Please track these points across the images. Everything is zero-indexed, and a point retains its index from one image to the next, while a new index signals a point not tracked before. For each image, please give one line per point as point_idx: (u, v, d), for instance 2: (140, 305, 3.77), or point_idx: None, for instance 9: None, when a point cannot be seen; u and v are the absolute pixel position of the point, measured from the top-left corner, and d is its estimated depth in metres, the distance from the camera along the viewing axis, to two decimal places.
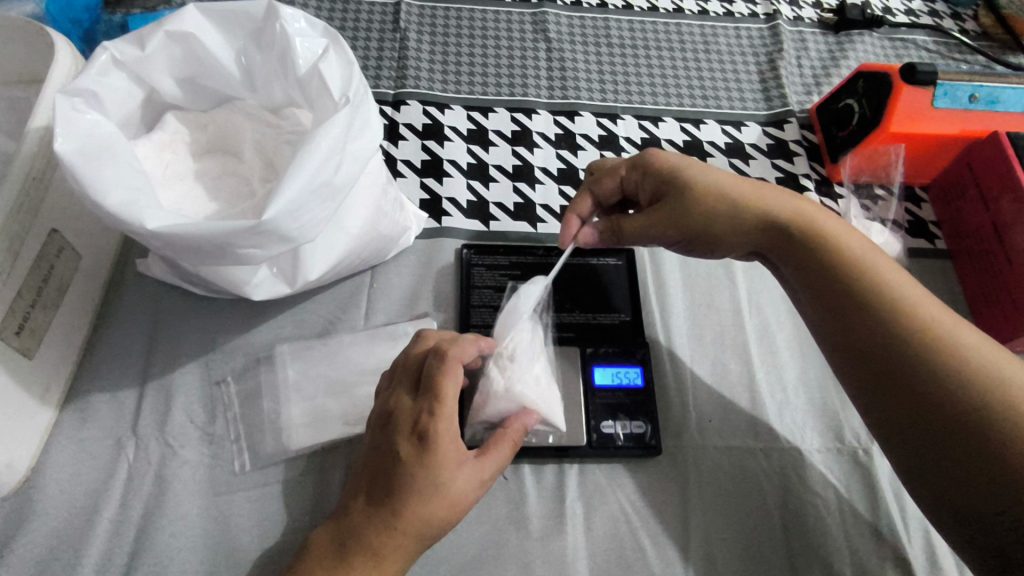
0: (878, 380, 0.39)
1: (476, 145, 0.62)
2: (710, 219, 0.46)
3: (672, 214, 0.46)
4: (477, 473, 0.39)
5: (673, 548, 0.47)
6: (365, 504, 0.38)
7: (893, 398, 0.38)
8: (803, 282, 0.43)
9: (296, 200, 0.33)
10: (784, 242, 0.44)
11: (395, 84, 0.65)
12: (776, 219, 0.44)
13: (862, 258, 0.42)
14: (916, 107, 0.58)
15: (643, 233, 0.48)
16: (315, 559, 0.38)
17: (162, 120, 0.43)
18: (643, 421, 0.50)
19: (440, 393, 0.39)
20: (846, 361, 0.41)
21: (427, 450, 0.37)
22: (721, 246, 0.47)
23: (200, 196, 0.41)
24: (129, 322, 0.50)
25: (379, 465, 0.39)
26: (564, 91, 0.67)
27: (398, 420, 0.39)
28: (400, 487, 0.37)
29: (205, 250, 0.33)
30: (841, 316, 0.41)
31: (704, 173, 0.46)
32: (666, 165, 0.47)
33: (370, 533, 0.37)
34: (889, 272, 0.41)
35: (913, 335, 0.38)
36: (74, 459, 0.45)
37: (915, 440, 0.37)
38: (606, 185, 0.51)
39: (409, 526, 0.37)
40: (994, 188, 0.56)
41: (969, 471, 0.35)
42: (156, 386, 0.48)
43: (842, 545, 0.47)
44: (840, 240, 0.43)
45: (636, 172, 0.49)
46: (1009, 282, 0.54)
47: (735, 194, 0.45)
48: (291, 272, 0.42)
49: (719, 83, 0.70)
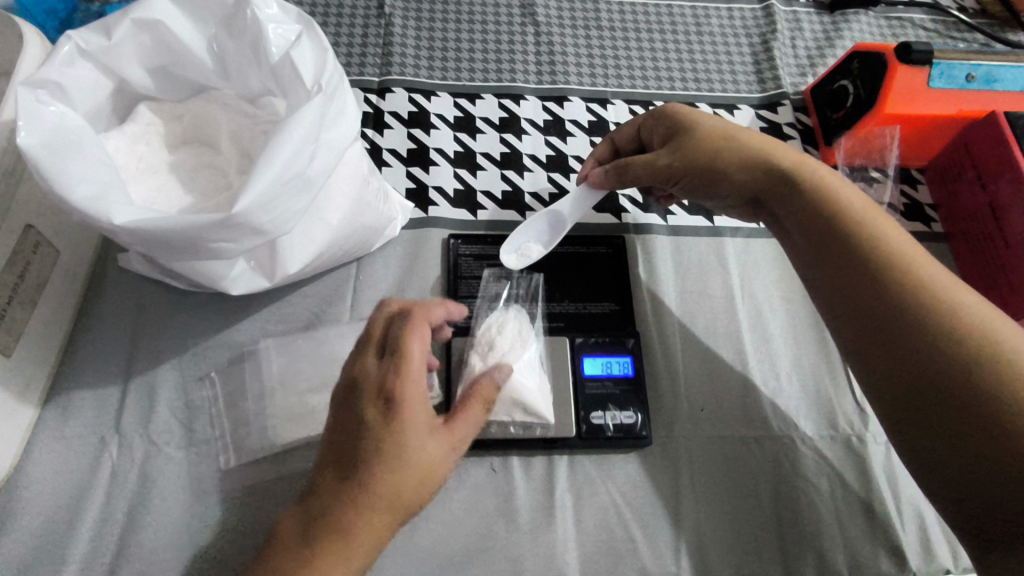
0: (866, 332, 0.38)
1: (463, 133, 0.61)
2: (715, 156, 0.46)
3: (679, 150, 0.48)
4: (446, 438, 0.38)
5: (664, 539, 0.46)
6: (328, 482, 0.36)
7: (884, 348, 0.37)
8: (797, 224, 0.43)
9: (268, 192, 0.32)
10: (783, 185, 0.44)
11: (380, 71, 0.64)
12: (778, 163, 0.45)
13: (862, 212, 0.41)
14: (912, 87, 0.56)
15: (646, 170, 0.49)
16: (277, 547, 0.35)
17: (135, 111, 0.41)
18: (633, 411, 0.49)
19: (405, 352, 0.37)
20: (836, 308, 0.40)
21: (397, 412, 0.36)
22: (719, 187, 0.47)
23: (175, 188, 0.40)
24: (110, 318, 0.50)
25: (344, 436, 0.36)
26: (553, 76, 0.66)
27: (360, 385, 0.37)
28: (370, 454, 0.35)
29: (178, 244, 0.32)
30: (837, 264, 0.40)
31: (711, 119, 0.48)
32: (679, 109, 0.50)
33: (339, 511, 0.35)
34: (883, 223, 0.41)
35: (909, 287, 0.37)
36: (56, 458, 0.45)
37: (902, 397, 0.36)
38: (625, 130, 0.54)
39: (382, 499, 0.35)
40: (992, 169, 0.55)
41: (959, 440, 0.34)
42: (139, 382, 0.48)
43: (836, 533, 0.47)
44: (842, 193, 0.42)
45: (651, 117, 0.52)
46: (1004, 265, 0.53)
47: (745, 137, 0.46)
48: (269, 266, 0.42)
49: (711, 66, 0.68)
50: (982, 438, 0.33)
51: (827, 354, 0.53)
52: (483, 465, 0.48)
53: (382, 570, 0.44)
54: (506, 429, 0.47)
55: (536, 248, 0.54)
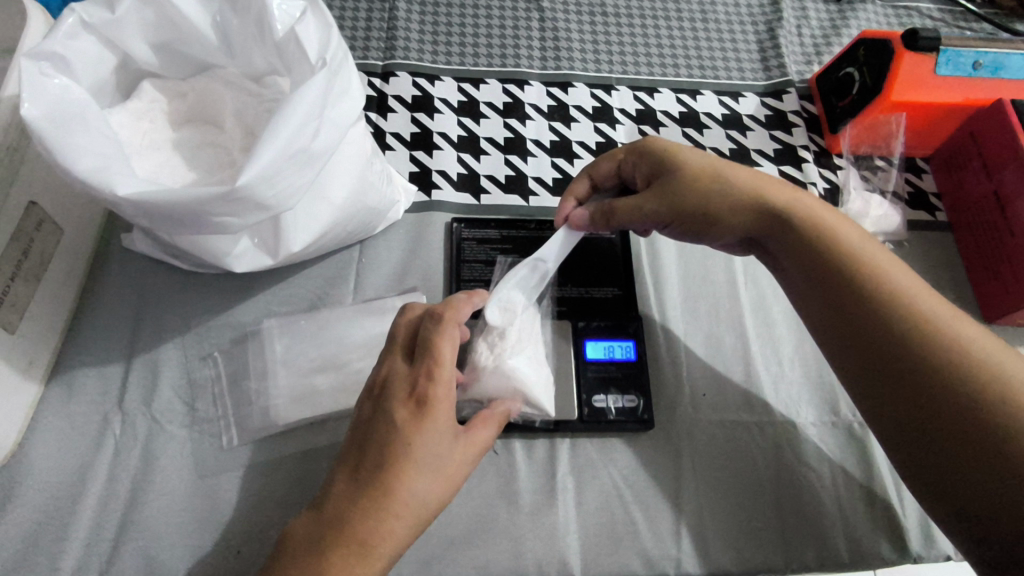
0: (884, 384, 0.37)
1: (467, 117, 0.61)
2: (709, 199, 0.44)
3: (667, 193, 0.45)
4: (468, 451, 0.38)
5: (665, 522, 0.46)
6: (350, 487, 0.35)
7: (907, 405, 0.36)
8: (804, 272, 0.41)
9: (271, 167, 0.32)
10: (784, 231, 0.42)
11: (385, 55, 0.63)
12: (778, 205, 0.42)
13: (867, 255, 0.39)
14: (918, 74, 0.56)
15: (635, 214, 0.46)
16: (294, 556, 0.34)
17: (139, 87, 0.41)
18: (635, 395, 0.49)
19: (438, 355, 0.38)
20: (854, 364, 0.38)
21: (424, 415, 0.36)
22: (719, 230, 0.45)
23: (179, 165, 0.40)
24: (113, 298, 0.50)
25: (372, 437, 0.36)
26: (557, 62, 0.66)
27: (390, 389, 0.38)
28: (396, 456, 0.35)
29: (179, 218, 0.32)
30: (845, 315, 0.39)
31: (698, 157, 0.45)
32: (661, 147, 0.46)
33: (360, 517, 0.34)
34: (890, 266, 0.39)
35: (928, 339, 0.36)
36: (59, 435, 0.45)
37: (922, 450, 0.35)
38: (601, 168, 0.50)
39: (405, 503, 0.35)
40: (997, 158, 0.54)
41: (990, 494, 0.33)
42: (142, 361, 0.48)
43: (836, 519, 0.47)
44: (843, 234, 0.40)
45: (632, 154, 0.48)
46: (1010, 256, 0.53)
47: (735, 177, 0.44)
48: (272, 243, 0.42)
49: (717, 53, 0.68)
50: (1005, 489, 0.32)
51: None
52: None
53: None
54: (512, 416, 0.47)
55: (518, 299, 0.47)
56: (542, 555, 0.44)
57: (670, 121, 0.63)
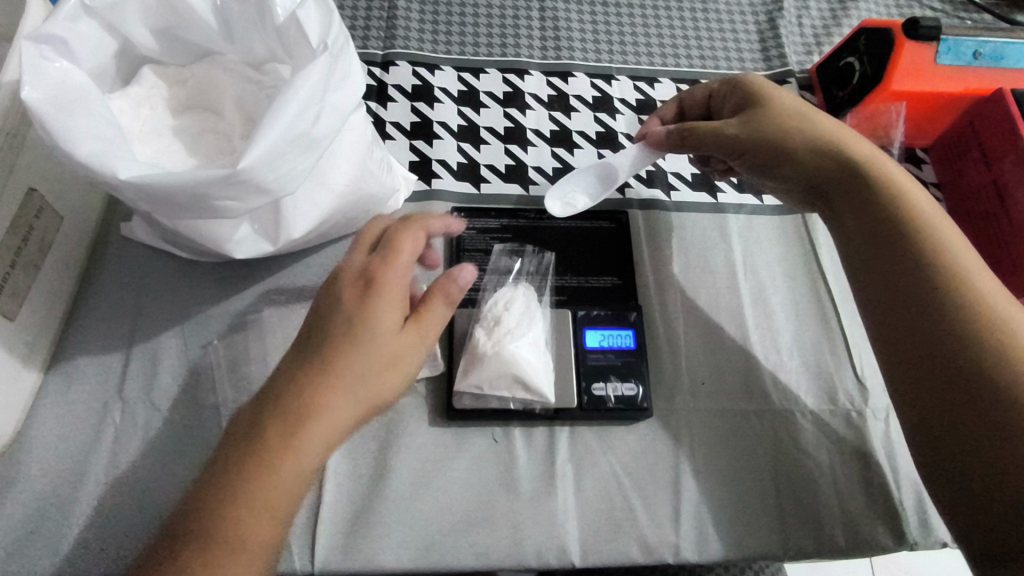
0: (905, 327, 0.39)
1: (467, 107, 0.61)
2: (788, 131, 0.47)
3: (752, 121, 0.48)
4: (418, 337, 0.39)
5: (664, 509, 0.46)
6: (270, 399, 0.36)
7: (921, 348, 0.38)
8: (855, 216, 0.44)
9: (273, 151, 0.32)
10: (847, 175, 0.45)
11: (384, 44, 0.63)
12: (850, 151, 0.45)
13: (930, 221, 0.42)
14: (918, 63, 0.56)
15: (710, 135, 0.49)
16: (204, 481, 0.34)
17: (138, 74, 0.41)
18: (634, 383, 0.49)
19: (397, 246, 0.39)
20: (879, 301, 0.41)
21: (370, 296, 0.38)
22: (780, 167, 0.47)
23: (179, 150, 0.40)
24: (113, 287, 0.50)
25: (319, 319, 0.38)
26: (557, 52, 0.65)
27: (340, 277, 0.39)
28: (338, 342, 0.37)
29: (181, 202, 0.33)
30: (892, 267, 0.41)
31: (790, 99, 0.49)
32: (757, 83, 0.50)
33: (279, 428, 0.34)
34: (951, 238, 0.41)
35: (962, 302, 0.38)
36: (60, 422, 0.45)
37: (928, 402, 0.38)
38: (695, 95, 0.55)
39: (345, 394, 0.36)
40: (997, 148, 0.54)
41: (977, 443, 0.35)
42: (142, 349, 0.48)
43: (834, 506, 0.47)
44: (908, 195, 0.43)
45: (728, 87, 0.52)
46: (1009, 245, 0.53)
47: (825, 124, 0.47)
48: (272, 231, 0.42)
49: (717, 44, 0.68)
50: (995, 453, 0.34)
51: (828, 331, 0.54)
52: (484, 435, 0.48)
53: (383, 537, 0.44)
54: (510, 400, 0.47)
55: (581, 197, 0.56)
56: (542, 542, 0.45)
57: None
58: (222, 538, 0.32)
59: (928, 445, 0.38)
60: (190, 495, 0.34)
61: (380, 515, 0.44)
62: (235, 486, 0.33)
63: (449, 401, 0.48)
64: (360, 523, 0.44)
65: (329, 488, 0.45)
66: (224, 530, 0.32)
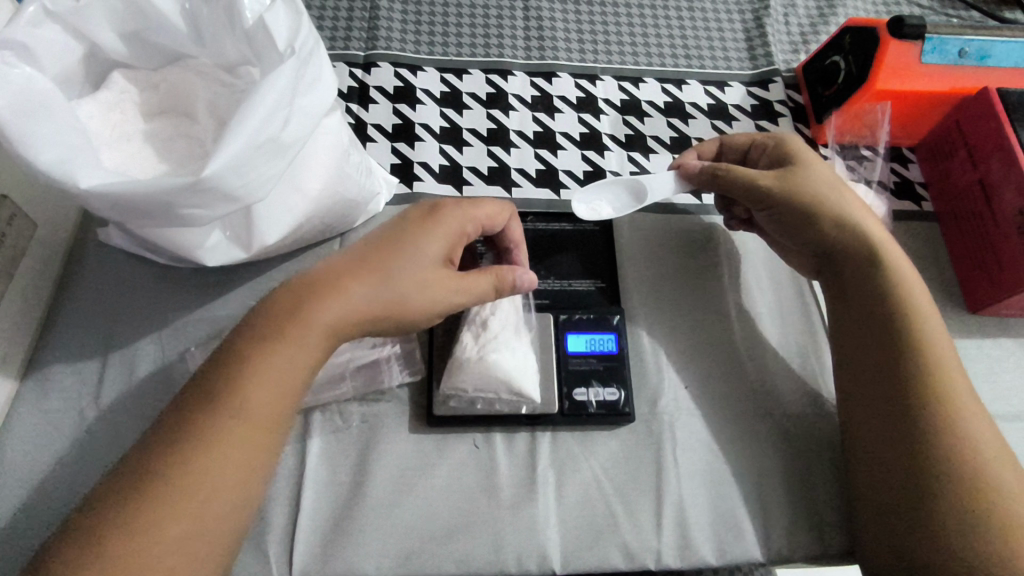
0: (879, 399, 0.43)
1: (449, 108, 0.60)
2: (819, 198, 0.48)
3: (788, 179, 0.49)
4: (457, 283, 0.41)
5: (647, 514, 0.46)
6: (255, 318, 0.36)
7: (889, 420, 0.42)
8: (848, 293, 0.47)
9: (239, 157, 0.32)
10: (851, 255, 0.47)
11: (366, 45, 0.63)
12: (866, 230, 0.47)
13: (924, 316, 0.44)
14: (904, 62, 0.56)
15: (744, 181, 0.50)
16: (172, 410, 0.34)
17: (108, 79, 0.41)
18: (616, 387, 0.49)
19: (476, 206, 0.44)
20: (862, 368, 0.45)
21: (433, 227, 0.41)
22: (795, 227, 0.49)
23: (149, 156, 0.39)
24: (89, 293, 0.49)
25: (376, 229, 0.41)
26: (541, 51, 0.65)
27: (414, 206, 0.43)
28: (374, 258, 0.39)
29: (146, 211, 0.32)
30: (875, 345, 0.44)
31: (822, 168, 0.51)
32: (796, 147, 0.52)
33: (255, 348, 0.35)
34: (940, 335, 0.44)
35: (936, 391, 0.41)
36: (32, 431, 0.44)
37: (880, 464, 0.42)
38: (737, 139, 0.55)
39: (343, 305, 0.37)
40: (983, 148, 0.54)
41: (908, 508, 0.40)
42: (119, 357, 0.47)
43: (818, 510, 0.47)
44: (907, 287, 0.46)
45: (769, 140, 0.53)
46: (996, 244, 0.53)
47: (850, 198, 0.49)
48: (245, 237, 0.41)
49: (703, 43, 0.67)
50: (917, 524, 0.39)
51: (812, 333, 0.53)
52: (465, 441, 0.47)
53: (361, 545, 0.43)
54: (494, 404, 0.47)
55: (606, 207, 0.56)
56: (523, 548, 0.44)
57: (654, 112, 0.63)
58: (193, 461, 0.32)
59: (871, 496, 0.42)
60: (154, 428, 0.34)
61: (359, 523, 0.44)
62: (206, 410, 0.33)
63: (429, 407, 0.48)
64: (338, 531, 0.44)
65: (308, 495, 0.45)
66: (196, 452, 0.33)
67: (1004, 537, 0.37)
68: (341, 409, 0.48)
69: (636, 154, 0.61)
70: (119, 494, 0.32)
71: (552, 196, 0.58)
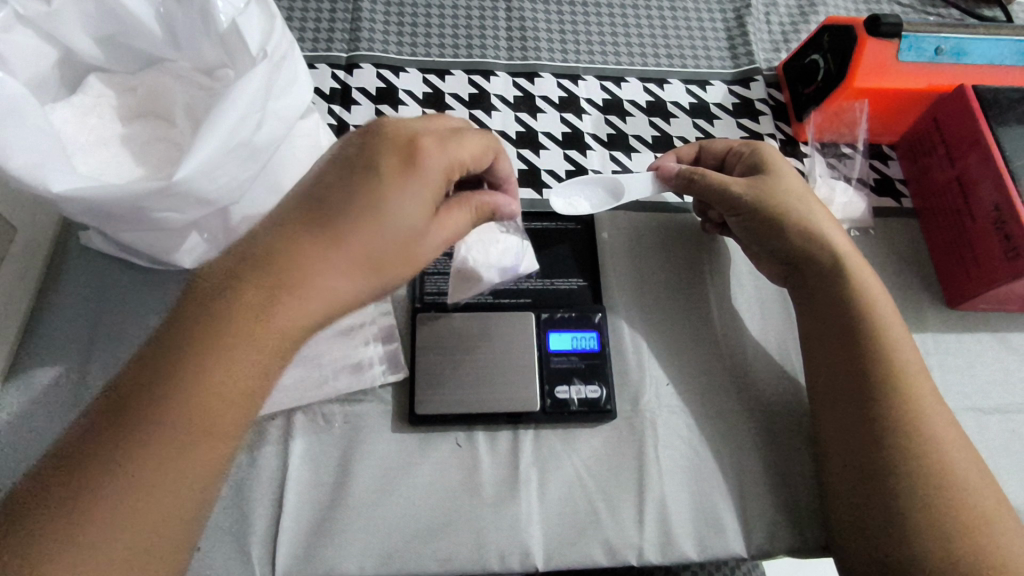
0: (844, 401, 0.44)
1: (432, 109, 0.60)
2: (787, 208, 0.49)
3: (758, 186, 0.50)
4: (440, 236, 0.39)
5: (628, 511, 0.46)
6: (205, 297, 0.33)
7: (855, 421, 0.43)
8: (815, 301, 0.48)
9: (211, 161, 0.32)
10: (816, 264, 0.48)
11: (349, 47, 0.63)
12: (832, 242, 0.48)
13: (889, 327, 0.46)
14: (882, 60, 0.56)
15: (716, 186, 0.51)
16: (108, 414, 0.31)
17: (85, 82, 0.41)
18: (597, 385, 0.49)
19: (463, 141, 0.40)
20: (829, 371, 0.46)
21: (418, 180, 0.36)
22: (764, 235, 0.50)
23: (125, 160, 0.39)
24: (71, 297, 0.49)
25: (337, 189, 0.36)
26: (524, 52, 0.65)
27: (385, 145, 0.37)
28: (349, 220, 0.35)
29: (119, 214, 0.32)
30: (845, 348, 0.45)
31: (795, 177, 0.51)
32: (771, 155, 0.53)
33: (215, 350, 0.32)
34: (904, 343, 0.45)
35: (901, 396, 0.43)
36: (12, 436, 0.44)
37: (851, 467, 0.43)
38: (716, 145, 0.56)
39: (319, 292, 0.34)
40: (960, 145, 0.54)
41: (871, 508, 0.41)
42: (100, 360, 0.47)
43: (798, 504, 0.47)
44: (872, 298, 0.47)
45: (746, 148, 0.54)
46: (972, 241, 0.53)
47: (819, 210, 0.50)
48: (222, 239, 0.41)
49: (685, 42, 0.68)
50: (883, 524, 0.40)
51: (792, 329, 0.54)
52: (448, 440, 0.48)
53: (344, 545, 0.43)
54: (479, 399, 0.48)
55: (584, 204, 0.57)
56: (505, 546, 0.44)
57: (636, 111, 0.63)
58: (140, 477, 0.30)
59: (838, 495, 0.44)
60: (82, 434, 0.30)
61: (341, 523, 0.44)
62: (151, 420, 0.30)
63: (411, 407, 0.48)
64: (321, 532, 0.44)
65: (291, 496, 0.45)
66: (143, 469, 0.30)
67: (965, 535, 0.39)
68: (323, 410, 0.48)
69: (618, 153, 0.61)
70: (51, 500, 0.29)
71: (534, 195, 0.58)
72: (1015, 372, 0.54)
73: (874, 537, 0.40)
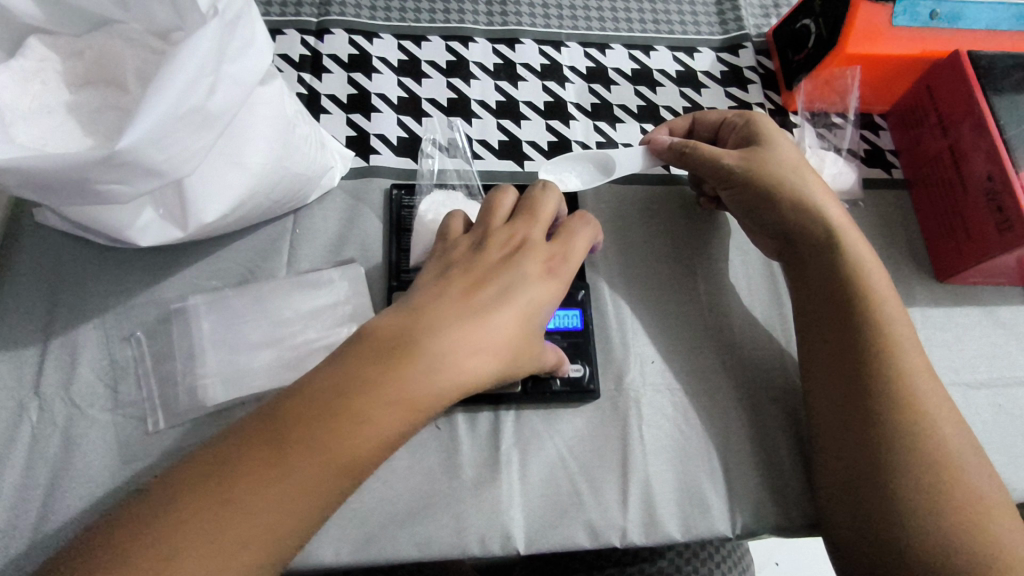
0: (838, 377, 0.43)
1: (408, 77, 0.58)
2: (785, 183, 0.47)
3: (749, 158, 0.48)
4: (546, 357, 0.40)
5: (611, 492, 0.45)
6: (381, 353, 0.32)
7: (846, 397, 0.42)
8: (812, 275, 0.47)
9: (159, 129, 0.30)
10: (806, 235, 0.47)
11: (319, 11, 0.60)
12: (829, 215, 0.47)
13: (880, 294, 0.44)
14: (874, 25, 0.54)
15: (711, 159, 0.49)
16: (232, 449, 0.30)
17: (25, 45, 0.38)
18: (581, 363, 0.48)
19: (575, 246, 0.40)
20: (823, 346, 0.45)
21: (550, 286, 0.37)
22: (764, 211, 0.48)
23: (72, 129, 0.36)
24: (28, 277, 0.47)
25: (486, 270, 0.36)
26: (504, 17, 0.62)
27: (529, 249, 0.38)
28: (506, 297, 0.35)
29: (61, 185, 0.30)
30: (839, 322, 0.44)
31: (791, 148, 0.50)
32: (766, 125, 0.51)
33: (373, 397, 0.31)
34: (895, 311, 0.44)
35: (895, 370, 0.42)
36: None
37: (843, 444, 0.42)
38: (709, 115, 0.54)
39: (466, 369, 0.33)
40: (952, 112, 0.53)
41: (864, 484, 0.40)
42: (60, 342, 0.45)
43: (785, 480, 0.47)
44: (865, 267, 0.45)
45: (740, 118, 0.52)
46: (965, 212, 0.52)
47: (812, 181, 0.48)
48: (179, 216, 0.39)
49: (671, 7, 0.65)
50: (879, 510, 0.39)
51: (780, 304, 0.52)
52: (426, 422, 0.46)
53: (319, 532, 0.42)
54: None
55: (574, 179, 0.55)
56: (486, 529, 0.43)
57: (622, 79, 0.61)
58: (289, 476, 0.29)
59: (829, 474, 0.43)
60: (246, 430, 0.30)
61: None
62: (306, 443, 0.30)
63: None
64: None
65: None
66: (251, 495, 0.29)
67: (958, 511, 0.38)
68: None
69: (603, 123, 0.59)
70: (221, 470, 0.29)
71: (515, 167, 0.56)
72: (1002, 346, 0.53)
73: (867, 515, 0.40)
